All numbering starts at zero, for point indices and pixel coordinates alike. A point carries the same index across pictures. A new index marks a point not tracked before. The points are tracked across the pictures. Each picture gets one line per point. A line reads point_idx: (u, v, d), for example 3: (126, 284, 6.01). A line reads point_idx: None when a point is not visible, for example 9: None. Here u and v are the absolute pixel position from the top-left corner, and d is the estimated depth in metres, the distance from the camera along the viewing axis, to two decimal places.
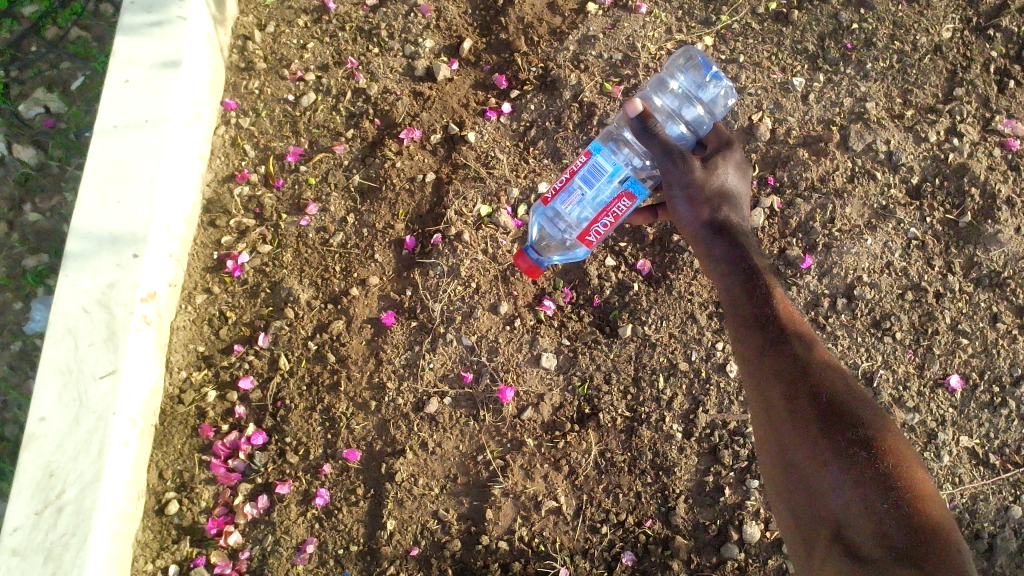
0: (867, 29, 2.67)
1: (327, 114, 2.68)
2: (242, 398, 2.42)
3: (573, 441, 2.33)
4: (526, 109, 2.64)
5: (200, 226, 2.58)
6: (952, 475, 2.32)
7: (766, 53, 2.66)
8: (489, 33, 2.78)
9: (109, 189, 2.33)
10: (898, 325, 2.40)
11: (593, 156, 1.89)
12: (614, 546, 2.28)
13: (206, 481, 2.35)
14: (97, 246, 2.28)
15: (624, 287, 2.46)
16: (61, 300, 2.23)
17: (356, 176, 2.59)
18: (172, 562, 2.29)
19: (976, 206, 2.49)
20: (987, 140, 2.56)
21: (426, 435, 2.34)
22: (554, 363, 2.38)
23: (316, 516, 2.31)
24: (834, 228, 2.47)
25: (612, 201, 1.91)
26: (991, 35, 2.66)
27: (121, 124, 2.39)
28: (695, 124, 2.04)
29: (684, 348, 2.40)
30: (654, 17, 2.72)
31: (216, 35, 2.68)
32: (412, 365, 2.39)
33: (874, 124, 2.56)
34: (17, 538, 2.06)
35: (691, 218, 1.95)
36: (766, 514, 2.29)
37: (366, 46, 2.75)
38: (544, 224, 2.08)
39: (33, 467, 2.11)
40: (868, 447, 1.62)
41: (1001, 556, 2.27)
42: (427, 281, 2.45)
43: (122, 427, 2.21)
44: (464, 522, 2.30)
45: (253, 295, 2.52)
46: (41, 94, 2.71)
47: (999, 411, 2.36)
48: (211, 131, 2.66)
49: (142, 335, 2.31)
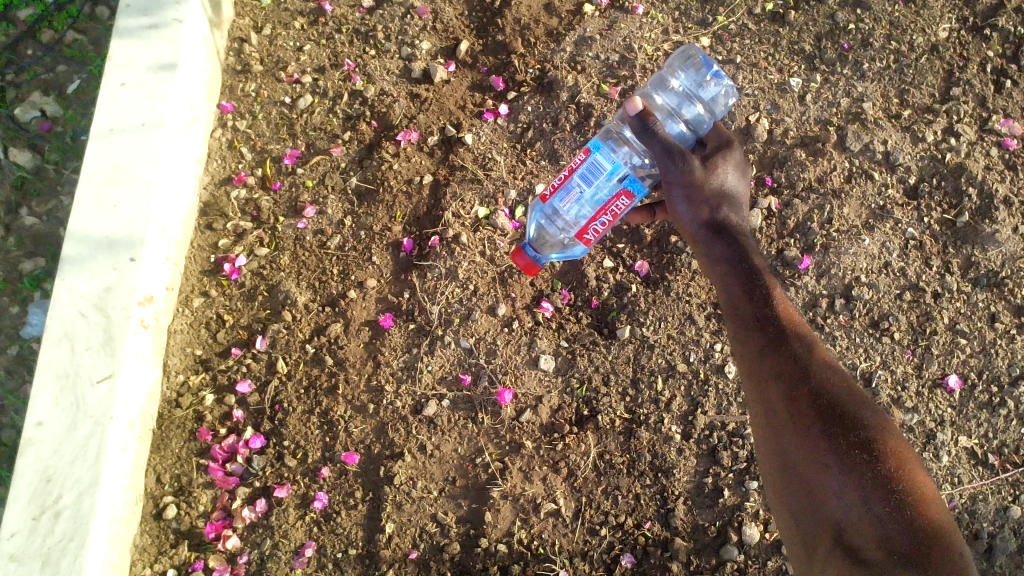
0: (864, 30, 2.67)
1: (323, 116, 2.68)
2: (239, 402, 2.41)
3: (572, 443, 2.32)
4: (523, 110, 2.64)
5: (197, 229, 2.57)
6: (951, 476, 2.32)
7: (763, 54, 2.66)
8: (485, 35, 2.78)
9: (105, 192, 2.32)
10: (896, 326, 2.40)
11: (592, 154, 1.87)
12: (613, 549, 2.28)
13: (204, 485, 2.34)
14: (93, 250, 2.28)
15: (622, 288, 2.45)
16: (58, 304, 2.22)
17: (353, 179, 2.59)
18: (170, 566, 2.27)
19: (973, 207, 2.49)
20: (984, 140, 2.56)
21: (424, 437, 2.33)
22: (553, 365, 2.38)
23: (314, 520, 2.30)
24: (831, 229, 2.46)
25: (611, 199, 1.90)
26: (987, 35, 2.67)
27: (117, 128, 2.38)
28: (694, 123, 2.02)
29: (682, 349, 2.40)
30: (651, 18, 2.72)
31: (212, 37, 2.67)
32: (409, 367, 2.38)
33: (871, 125, 2.56)
34: (15, 543, 2.05)
35: (690, 217, 1.96)
36: (765, 515, 2.29)
37: (363, 48, 2.75)
38: (542, 221, 2.07)
39: (31, 472, 2.10)
40: (869, 449, 1.61)
41: (1001, 557, 2.27)
42: (425, 283, 2.44)
43: (119, 432, 2.21)
44: (463, 525, 2.29)
45: (250, 298, 2.51)
46: (36, 97, 2.70)
47: (998, 411, 2.36)
48: (207, 134, 2.65)
49: (139, 339, 2.30)
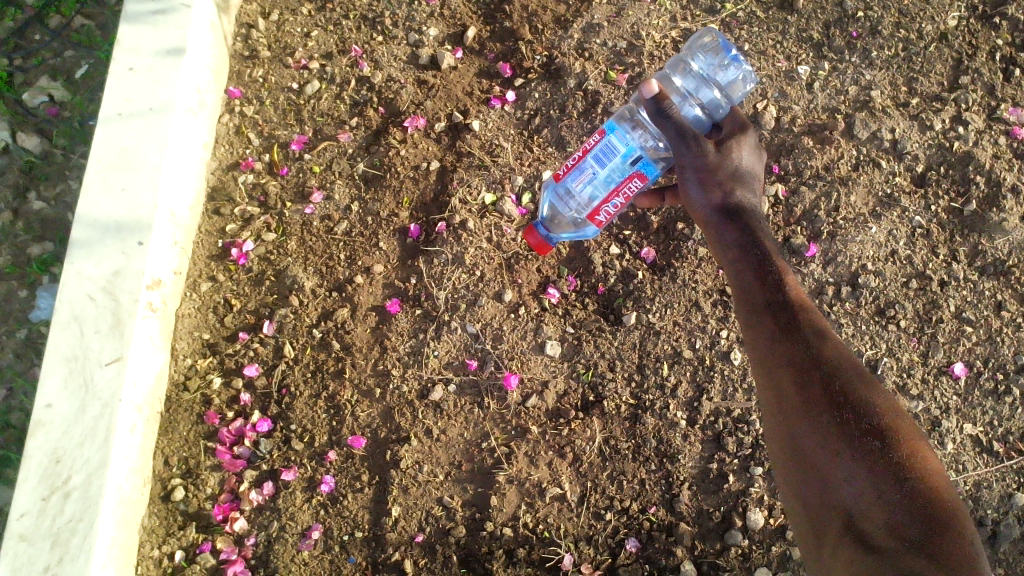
0: (872, 17, 2.67)
1: (331, 102, 2.68)
2: (246, 385, 2.42)
3: (578, 429, 2.33)
4: (531, 97, 2.64)
5: (205, 214, 2.58)
6: (956, 463, 2.33)
7: (771, 42, 2.66)
8: (493, 22, 2.77)
9: (113, 176, 2.33)
10: (902, 313, 2.40)
11: (607, 135, 1.89)
12: (618, 533, 2.29)
13: (212, 468, 2.36)
14: (101, 234, 2.28)
15: (629, 275, 2.46)
16: (67, 288, 2.23)
17: (361, 165, 2.59)
18: (178, 548, 2.29)
19: (981, 195, 2.49)
20: (992, 129, 2.56)
21: (431, 422, 2.35)
22: (558, 350, 2.39)
23: (321, 502, 2.32)
24: (838, 217, 2.46)
25: (623, 181, 1.91)
26: (996, 24, 2.66)
27: (125, 112, 2.39)
28: (711, 107, 2.02)
29: (688, 336, 2.40)
30: (659, 6, 2.72)
31: (219, 22, 2.67)
32: (416, 352, 2.40)
33: (879, 113, 2.55)
34: (24, 524, 2.06)
35: (702, 202, 1.97)
36: (770, 501, 2.30)
37: (370, 34, 2.75)
38: (554, 201, 2.08)
39: (39, 453, 2.12)
40: (880, 436, 1.62)
41: (1004, 543, 2.27)
42: (432, 269, 2.45)
43: (127, 414, 2.22)
44: (468, 509, 2.31)
45: (258, 283, 2.52)
46: (45, 82, 2.71)
47: (1004, 399, 2.37)
48: (215, 120, 2.65)
49: (147, 323, 2.31)
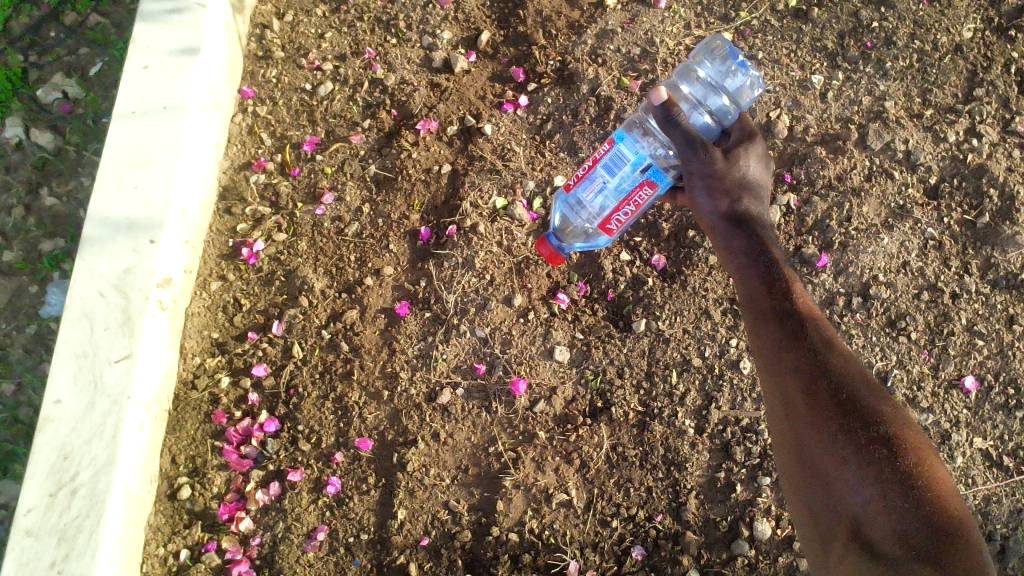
0: (888, 28, 2.66)
1: (343, 104, 2.68)
2: (254, 385, 2.43)
3: (585, 435, 2.33)
4: (543, 102, 2.64)
5: (216, 212, 2.58)
6: (965, 477, 2.32)
7: (785, 51, 2.65)
8: (507, 26, 2.77)
9: (126, 173, 2.34)
10: (913, 326, 2.40)
11: (616, 144, 1.90)
12: (624, 541, 2.28)
13: (218, 467, 2.36)
14: (113, 231, 2.29)
15: (638, 281, 2.45)
16: (78, 285, 2.24)
17: (373, 167, 2.59)
18: (183, 546, 2.29)
19: (994, 208, 2.48)
20: (1006, 141, 2.55)
21: (438, 426, 2.35)
22: (567, 356, 2.39)
23: (327, 504, 2.31)
24: (850, 227, 2.46)
25: (634, 190, 1.92)
26: (1012, 36, 2.65)
27: (138, 110, 2.40)
28: (720, 114, 2.03)
29: (697, 344, 2.39)
30: (673, 13, 2.71)
31: (234, 23, 2.68)
32: (425, 355, 2.40)
33: (892, 124, 2.55)
34: (32, 519, 2.07)
35: (710, 208, 1.97)
36: (777, 511, 2.29)
37: (384, 36, 2.75)
38: (566, 212, 2.11)
39: (47, 449, 2.12)
40: (888, 445, 1.61)
41: (1013, 559, 2.27)
42: (442, 273, 2.45)
43: (136, 411, 2.22)
44: (474, 513, 2.31)
45: (267, 282, 2.52)
46: (59, 79, 2.72)
47: (1014, 414, 2.36)
48: (228, 119, 2.65)
49: (157, 320, 2.31)
